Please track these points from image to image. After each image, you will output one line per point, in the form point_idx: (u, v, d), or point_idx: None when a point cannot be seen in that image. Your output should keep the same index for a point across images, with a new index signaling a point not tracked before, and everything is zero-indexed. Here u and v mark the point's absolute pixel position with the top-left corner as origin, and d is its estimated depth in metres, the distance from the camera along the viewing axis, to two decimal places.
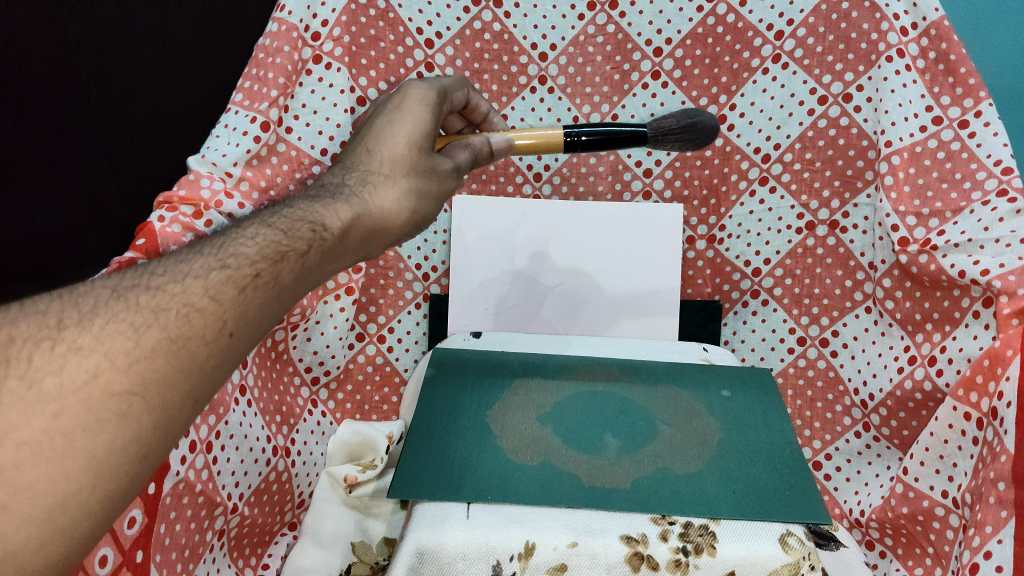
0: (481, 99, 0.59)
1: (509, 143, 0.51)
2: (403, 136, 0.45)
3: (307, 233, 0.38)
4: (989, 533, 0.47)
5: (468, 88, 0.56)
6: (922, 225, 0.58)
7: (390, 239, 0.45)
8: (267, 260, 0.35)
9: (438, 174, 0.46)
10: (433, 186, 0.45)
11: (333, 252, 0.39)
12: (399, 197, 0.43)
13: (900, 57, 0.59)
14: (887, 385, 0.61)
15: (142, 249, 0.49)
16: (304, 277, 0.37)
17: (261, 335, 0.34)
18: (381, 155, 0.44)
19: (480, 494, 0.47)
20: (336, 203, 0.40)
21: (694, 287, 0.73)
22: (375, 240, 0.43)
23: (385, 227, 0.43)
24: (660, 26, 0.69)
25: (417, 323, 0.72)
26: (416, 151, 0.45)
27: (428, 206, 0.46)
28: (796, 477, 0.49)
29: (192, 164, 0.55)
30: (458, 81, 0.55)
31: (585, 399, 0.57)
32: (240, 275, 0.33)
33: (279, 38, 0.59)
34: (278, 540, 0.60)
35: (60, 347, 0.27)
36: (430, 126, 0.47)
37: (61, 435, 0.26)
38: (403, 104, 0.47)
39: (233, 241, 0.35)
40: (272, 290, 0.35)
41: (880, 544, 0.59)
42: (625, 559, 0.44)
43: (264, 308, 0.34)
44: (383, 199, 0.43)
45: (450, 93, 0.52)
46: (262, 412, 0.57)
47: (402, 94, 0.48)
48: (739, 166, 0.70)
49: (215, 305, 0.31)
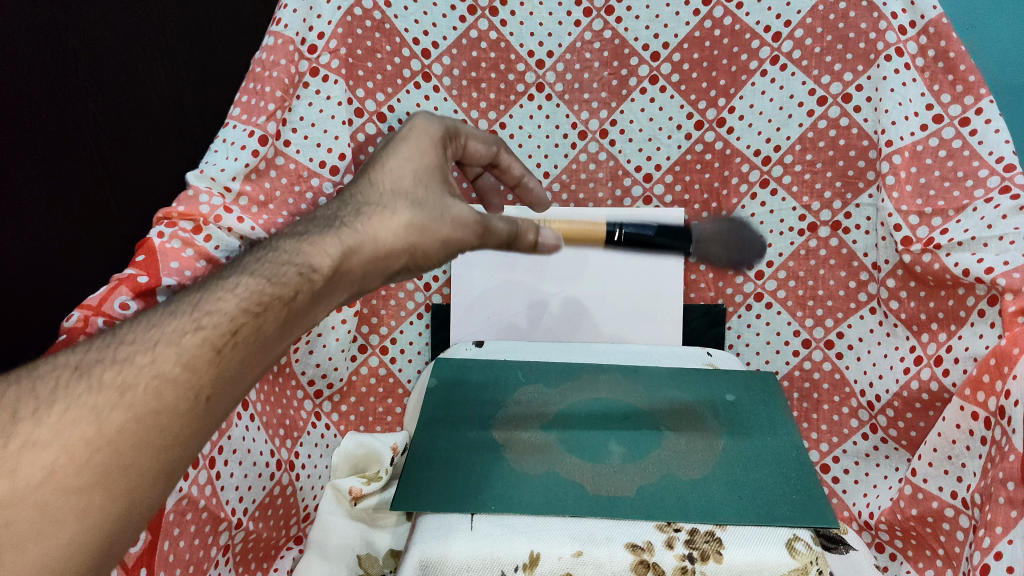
0: (512, 160, 0.60)
1: (558, 241, 0.50)
2: (403, 172, 0.46)
3: (290, 281, 0.37)
4: (999, 534, 0.45)
5: (497, 146, 0.58)
6: (925, 225, 0.57)
7: (390, 272, 0.44)
8: (244, 317, 0.35)
9: (444, 210, 0.45)
10: (437, 221, 0.44)
11: (314, 300, 0.39)
12: (394, 233, 0.42)
13: (899, 55, 0.59)
14: (893, 387, 0.61)
15: (142, 266, 0.49)
16: (287, 330, 0.37)
17: (238, 399, 0.35)
18: (380, 189, 0.44)
19: (483, 505, 0.47)
20: (325, 240, 0.40)
21: (697, 291, 0.73)
22: (372, 274, 0.43)
23: (377, 265, 0.42)
24: (657, 31, 0.69)
25: (419, 334, 0.72)
26: (418, 188, 0.45)
27: (439, 241, 0.45)
28: (801, 482, 0.49)
29: (191, 179, 0.55)
30: (483, 135, 0.57)
31: (592, 409, 0.56)
32: (215, 337, 0.33)
33: (275, 52, 0.60)
34: (284, 554, 0.59)
35: (19, 436, 0.28)
36: (432, 156, 0.48)
37: (16, 535, 0.26)
38: (410, 135, 0.49)
39: (210, 297, 0.35)
40: (249, 349, 0.35)
41: (889, 546, 0.58)
42: (630, 567, 0.43)
43: (245, 363, 0.34)
44: (377, 233, 0.42)
45: (466, 138, 0.55)
46: (265, 426, 0.57)
47: (409, 126, 0.50)
48: (739, 169, 0.70)
49: (188, 374, 0.32)
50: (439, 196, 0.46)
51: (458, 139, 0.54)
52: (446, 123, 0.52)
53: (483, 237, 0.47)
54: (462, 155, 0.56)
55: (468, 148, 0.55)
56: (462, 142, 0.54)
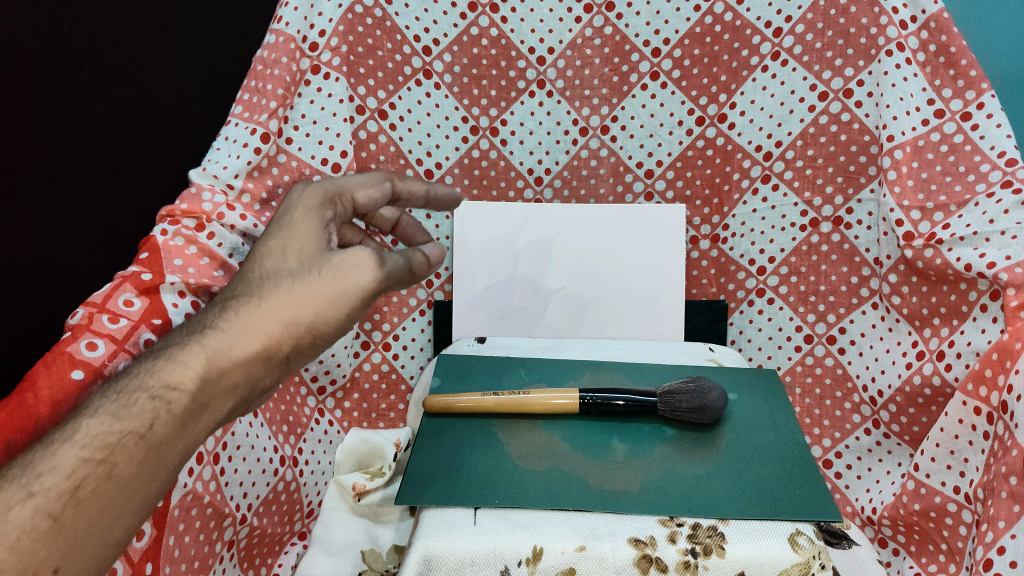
0: (418, 186, 0.45)
1: (442, 251, 0.44)
2: (273, 252, 0.38)
3: (145, 413, 0.33)
4: (1002, 529, 0.44)
5: (387, 181, 0.43)
6: (927, 219, 0.57)
7: (280, 364, 0.38)
8: (85, 470, 0.32)
9: (321, 275, 0.37)
10: (313, 292, 0.37)
11: (186, 424, 0.34)
12: (265, 321, 0.36)
13: (900, 50, 0.59)
14: (896, 381, 0.61)
15: (145, 263, 0.49)
16: (151, 466, 0.33)
17: (111, 547, 0.32)
18: (250, 280, 0.38)
19: (487, 500, 0.47)
20: (184, 358, 0.35)
21: (699, 287, 0.73)
22: (262, 376, 0.37)
23: (260, 367, 0.37)
24: (657, 27, 0.69)
25: (422, 331, 0.72)
26: (291, 265, 0.38)
27: (326, 311, 0.37)
28: (804, 477, 0.49)
29: (193, 177, 0.55)
30: (370, 176, 0.43)
31: (577, 432, 0.53)
32: (51, 499, 0.31)
33: (276, 49, 0.60)
34: (289, 549, 0.59)
35: None
36: (307, 223, 0.39)
37: None
38: (285, 209, 0.40)
39: (48, 450, 0.32)
40: (99, 501, 0.32)
41: (892, 541, 0.58)
42: (633, 562, 0.43)
43: (99, 515, 0.32)
44: (244, 326, 0.36)
45: (351, 193, 0.42)
46: (268, 423, 0.58)
47: (286, 203, 0.41)
48: (740, 165, 0.70)
49: (18, 551, 0.29)
50: (316, 260, 0.38)
51: (345, 196, 0.41)
52: (322, 187, 0.41)
53: (384, 281, 0.39)
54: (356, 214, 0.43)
55: (357, 202, 0.42)
56: (350, 197, 0.42)
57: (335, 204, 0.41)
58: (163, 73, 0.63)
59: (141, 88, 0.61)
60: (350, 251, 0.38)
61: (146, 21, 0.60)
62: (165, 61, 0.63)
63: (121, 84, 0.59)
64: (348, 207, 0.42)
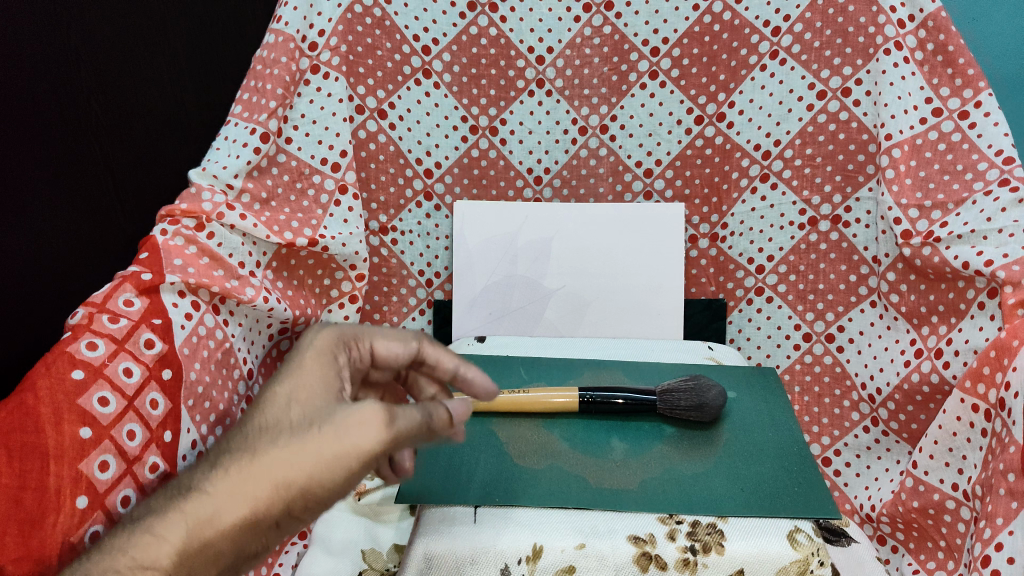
0: (443, 350, 0.43)
1: (466, 408, 0.36)
2: (275, 402, 0.34)
3: None
4: (1000, 525, 0.44)
5: (414, 340, 0.42)
6: (925, 218, 0.57)
7: (269, 536, 0.32)
8: None
9: (317, 435, 0.31)
10: (303, 457, 0.31)
11: None
12: (250, 489, 0.31)
13: (898, 49, 0.60)
14: (894, 379, 0.61)
15: (146, 263, 0.48)
16: None
17: None
18: (243, 438, 0.33)
19: (487, 498, 0.47)
20: (160, 534, 0.31)
21: (698, 286, 0.73)
22: (249, 549, 0.32)
23: (245, 544, 0.31)
24: (656, 26, 0.70)
25: (422, 330, 0.72)
26: (287, 425, 0.33)
27: (321, 475, 0.31)
28: (803, 475, 0.49)
29: (192, 176, 0.55)
30: (400, 331, 0.43)
31: (578, 428, 0.53)
32: None
33: (276, 49, 0.60)
34: (289, 549, 0.59)
35: None
36: (318, 375, 0.36)
37: None
38: (302, 353, 0.38)
39: None
40: None
41: (891, 538, 0.59)
42: (633, 560, 0.43)
43: None
44: (228, 492, 0.31)
45: (370, 342, 0.42)
46: None
47: (307, 340, 0.39)
48: (739, 164, 0.70)
49: None
50: (321, 415, 0.33)
51: (362, 343, 0.41)
52: (337, 332, 0.40)
53: (393, 443, 0.32)
54: (376, 363, 0.43)
55: (375, 351, 0.42)
56: (369, 345, 0.42)
57: (350, 350, 0.40)
58: (161, 73, 0.62)
59: (139, 89, 0.61)
60: (355, 407, 0.32)
61: (142, 20, 0.59)
62: (162, 60, 0.61)
63: (118, 83, 0.58)
64: (365, 355, 0.42)
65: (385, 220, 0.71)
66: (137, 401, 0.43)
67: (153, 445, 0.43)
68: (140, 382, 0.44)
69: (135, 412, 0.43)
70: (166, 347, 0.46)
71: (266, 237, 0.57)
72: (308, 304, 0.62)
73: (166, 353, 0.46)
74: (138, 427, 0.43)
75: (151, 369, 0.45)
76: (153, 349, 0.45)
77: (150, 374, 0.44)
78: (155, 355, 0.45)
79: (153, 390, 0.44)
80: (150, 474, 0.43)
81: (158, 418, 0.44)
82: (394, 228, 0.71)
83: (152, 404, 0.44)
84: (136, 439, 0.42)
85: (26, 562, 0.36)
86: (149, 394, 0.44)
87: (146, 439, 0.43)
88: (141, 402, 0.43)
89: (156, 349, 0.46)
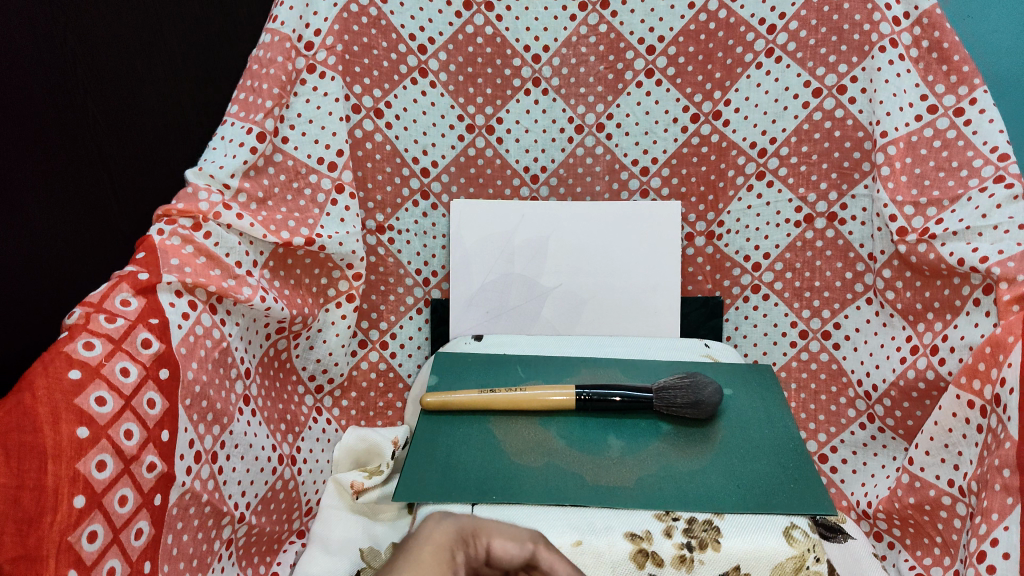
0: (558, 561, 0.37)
1: None
2: None
3: None
4: (995, 521, 0.45)
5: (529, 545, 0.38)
6: (920, 214, 0.57)
7: None
8: None
9: None
10: None
11: None
12: None
13: (893, 46, 0.60)
14: (890, 376, 0.61)
15: (142, 263, 0.49)
16: None
17: None
18: None
19: (484, 496, 0.47)
20: None
21: (694, 283, 0.73)
22: None
23: None
24: (652, 24, 0.70)
25: (419, 329, 0.73)
26: None
27: None
28: (799, 471, 0.49)
29: (190, 176, 0.56)
30: (517, 533, 0.38)
31: (575, 425, 0.53)
32: None
33: (272, 49, 0.61)
34: (287, 548, 0.59)
35: None
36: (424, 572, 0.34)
37: None
38: (415, 543, 0.37)
39: None
40: None
41: (888, 534, 0.59)
42: (630, 556, 0.43)
43: None
44: None
45: (484, 538, 0.38)
46: (267, 421, 0.58)
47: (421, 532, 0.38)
48: (735, 161, 0.70)
49: None
50: None
51: (479, 539, 0.38)
52: (456, 525, 0.38)
53: None
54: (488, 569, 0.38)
55: (491, 550, 0.37)
56: (485, 542, 0.38)
57: (466, 547, 0.37)
58: (158, 73, 0.62)
59: (136, 88, 0.60)
60: None
61: (139, 19, 0.59)
62: (160, 60, 0.62)
63: (114, 83, 0.58)
64: (479, 554, 0.37)
65: (382, 219, 0.71)
66: (134, 400, 0.43)
67: (150, 444, 0.43)
68: (137, 381, 0.44)
69: (133, 412, 0.43)
70: (163, 346, 0.46)
71: (263, 237, 0.57)
72: (305, 303, 0.62)
73: (163, 352, 0.46)
74: (135, 427, 0.43)
75: (148, 368, 0.45)
76: (150, 348, 0.45)
77: (147, 373, 0.44)
78: (152, 355, 0.45)
79: (150, 390, 0.44)
80: (148, 473, 0.43)
81: (155, 417, 0.44)
82: (391, 227, 0.71)
83: (149, 403, 0.44)
84: (133, 439, 0.42)
85: (23, 561, 0.36)
86: (147, 393, 0.44)
87: (143, 438, 0.43)
88: (138, 402, 0.43)
89: (153, 349, 0.46)
